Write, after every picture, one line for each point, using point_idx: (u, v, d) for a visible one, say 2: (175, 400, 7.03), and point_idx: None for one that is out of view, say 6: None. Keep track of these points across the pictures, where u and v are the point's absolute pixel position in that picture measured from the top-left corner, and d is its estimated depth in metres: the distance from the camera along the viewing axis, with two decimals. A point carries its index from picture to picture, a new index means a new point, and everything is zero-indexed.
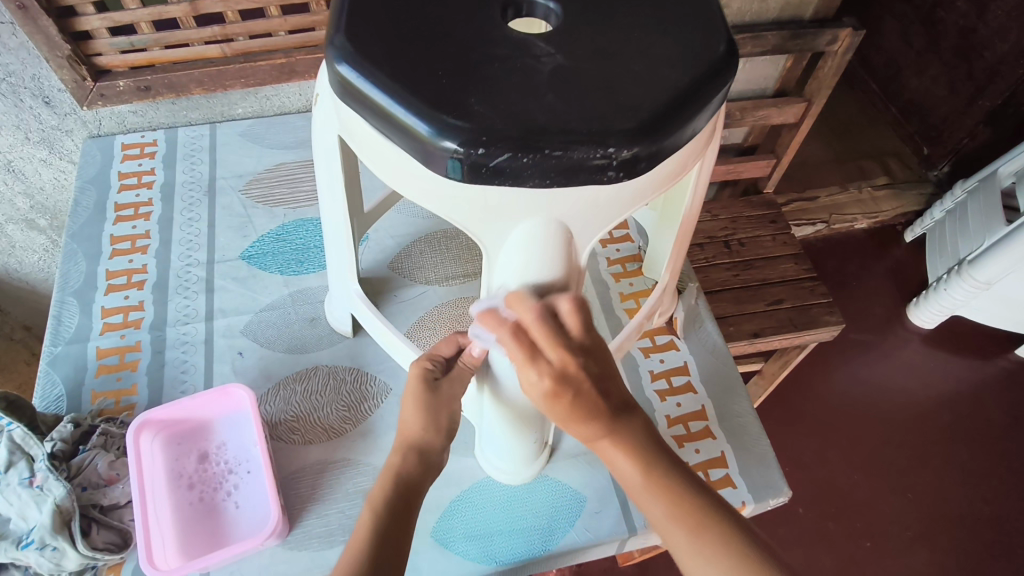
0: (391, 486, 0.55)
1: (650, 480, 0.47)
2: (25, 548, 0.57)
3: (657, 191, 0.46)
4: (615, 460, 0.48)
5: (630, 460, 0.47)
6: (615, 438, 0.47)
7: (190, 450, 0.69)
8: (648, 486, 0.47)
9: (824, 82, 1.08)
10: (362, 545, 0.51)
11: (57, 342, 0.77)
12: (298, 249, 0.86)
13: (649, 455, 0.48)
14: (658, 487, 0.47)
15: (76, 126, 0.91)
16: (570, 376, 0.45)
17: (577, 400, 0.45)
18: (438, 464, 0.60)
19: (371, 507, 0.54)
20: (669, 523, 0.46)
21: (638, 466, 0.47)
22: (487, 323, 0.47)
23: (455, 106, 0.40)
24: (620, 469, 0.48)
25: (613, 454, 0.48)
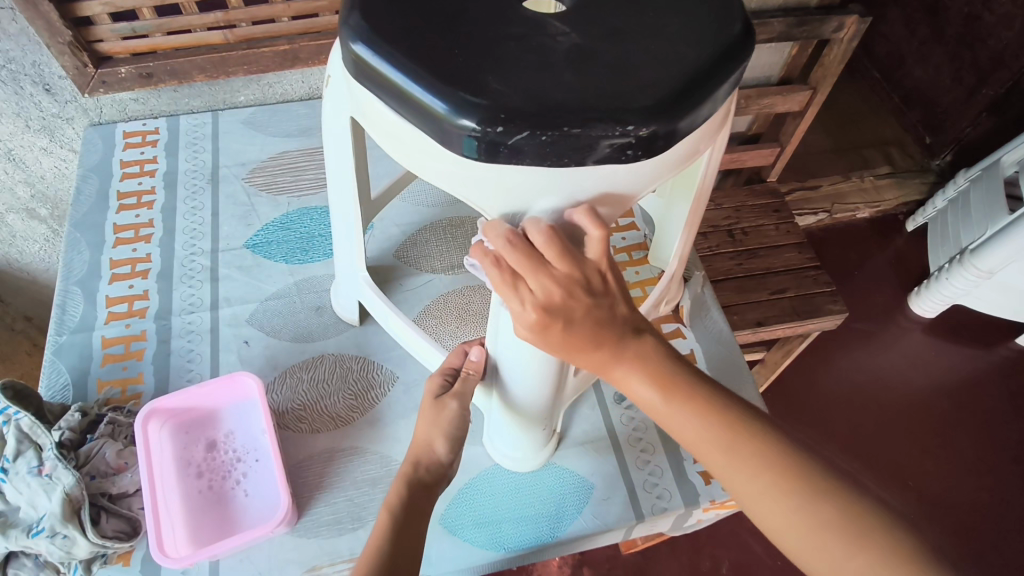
0: (406, 488, 0.57)
1: (676, 392, 0.45)
2: (35, 536, 0.57)
3: (671, 174, 0.46)
4: (634, 385, 0.46)
5: (650, 378, 0.45)
6: (629, 363, 0.45)
7: (198, 439, 0.69)
8: (671, 400, 0.45)
9: (829, 70, 1.08)
10: (378, 546, 0.52)
11: (61, 331, 0.76)
12: (302, 237, 0.86)
13: (669, 362, 0.46)
14: (684, 396, 0.45)
15: (77, 114, 0.90)
16: (556, 307, 0.43)
17: (569, 329, 0.43)
18: (449, 470, 0.61)
19: (387, 509, 0.55)
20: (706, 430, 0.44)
21: (660, 383, 0.45)
22: (471, 254, 0.45)
23: (472, 84, 0.39)
24: (643, 393, 0.45)
25: (631, 373, 0.46)
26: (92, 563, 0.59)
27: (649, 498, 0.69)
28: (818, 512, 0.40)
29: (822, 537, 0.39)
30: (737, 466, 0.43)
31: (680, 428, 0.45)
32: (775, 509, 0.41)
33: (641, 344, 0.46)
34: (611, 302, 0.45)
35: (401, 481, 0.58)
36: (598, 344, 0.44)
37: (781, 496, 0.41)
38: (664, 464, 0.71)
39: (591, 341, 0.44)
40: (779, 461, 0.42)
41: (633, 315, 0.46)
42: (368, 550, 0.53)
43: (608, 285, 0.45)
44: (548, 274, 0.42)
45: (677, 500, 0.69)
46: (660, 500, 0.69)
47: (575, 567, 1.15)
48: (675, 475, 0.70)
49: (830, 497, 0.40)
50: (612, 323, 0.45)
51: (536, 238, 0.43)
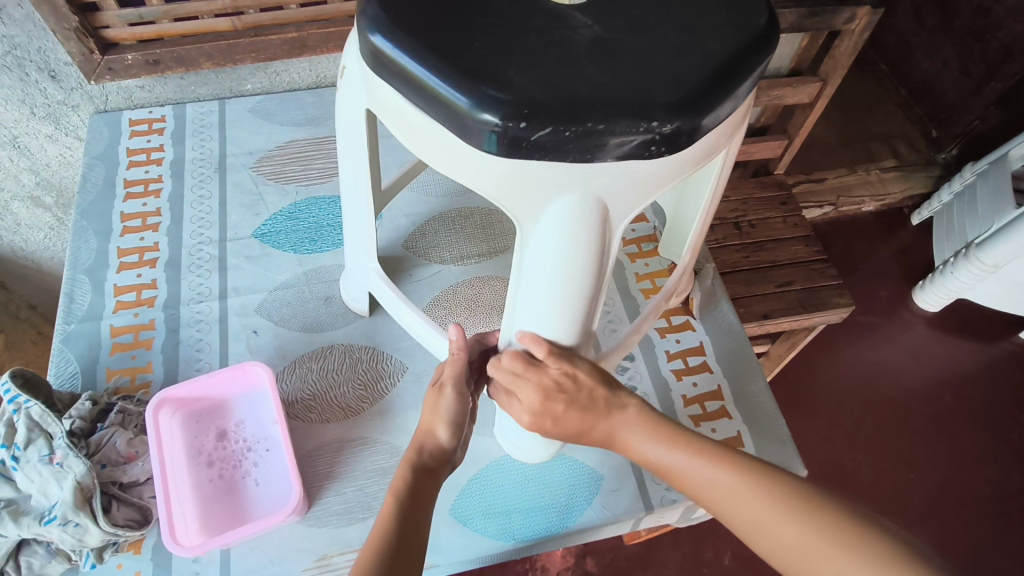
0: (412, 472, 0.54)
1: (676, 444, 0.51)
2: (47, 524, 0.57)
3: (692, 168, 0.45)
4: (637, 442, 0.53)
5: (647, 434, 0.52)
6: (621, 429, 0.53)
7: (208, 428, 0.68)
8: (674, 450, 0.51)
9: (839, 62, 1.07)
10: (382, 533, 0.50)
11: (70, 320, 0.76)
12: (311, 227, 0.85)
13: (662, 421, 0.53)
14: (682, 445, 0.51)
15: (82, 102, 0.89)
16: (540, 411, 0.53)
17: (558, 421, 0.53)
18: (454, 459, 0.59)
19: (393, 494, 0.53)
20: (708, 474, 0.49)
21: (662, 439, 0.52)
22: (489, 375, 0.57)
23: (494, 77, 0.39)
24: (646, 450, 0.52)
25: (633, 430, 0.53)
26: (103, 550, 0.60)
27: (659, 490, 0.69)
28: (802, 533, 0.45)
29: (813, 554, 0.44)
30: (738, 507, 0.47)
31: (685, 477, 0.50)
32: (771, 538, 0.46)
33: (624, 414, 0.53)
34: (588, 390, 0.53)
35: (405, 464, 0.55)
36: (590, 423, 0.53)
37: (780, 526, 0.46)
38: None
39: (579, 423, 0.53)
40: (776, 497, 0.47)
41: (611, 394, 0.54)
42: (373, 534, 0.50)
43: (581, 380, 0.53)
44: (529, 386, 0.52)
45: (686, 492, 0.69)
46: (669, 492, 0.69)
47: (579, 557, 1.16)
48: None
49: (821, 522, 0.45)
50: (593, 406, 0.53)
51: (511, 361, 0.53)
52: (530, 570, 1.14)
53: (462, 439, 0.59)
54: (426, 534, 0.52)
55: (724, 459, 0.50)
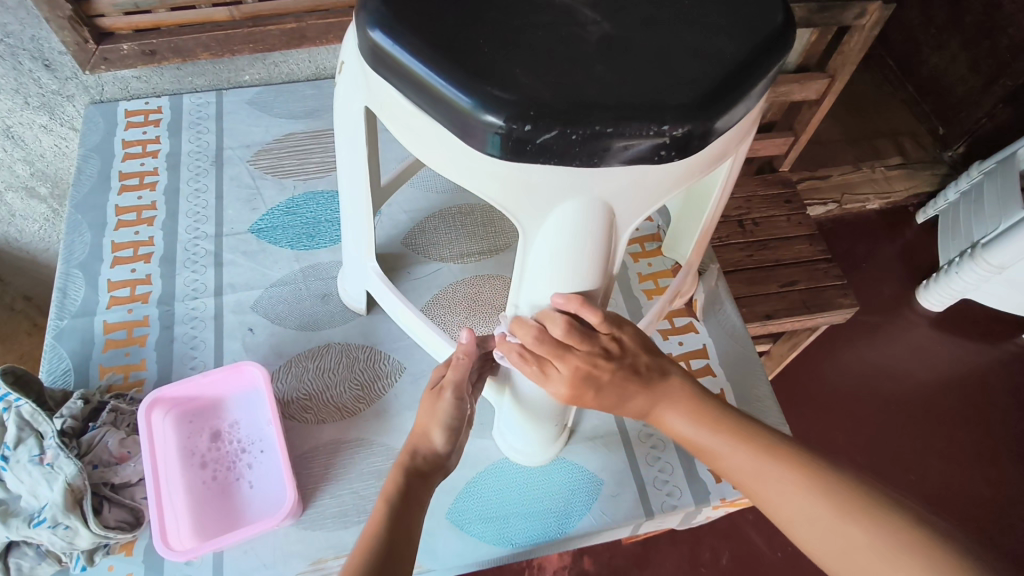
0: (404, 477, 0.53)
1: (714, 427, 0.51)
2: (37, 526, 0.56)
3: (702, 172, 0.44)
4: (672, 422, 0.52)
5: (684, 413, 0.52)
6: (663, 404, 0.52)
7: (202, 428, 0.67)
8: (709, 433, 0.51)
9: (848, 58, 1.04)
10: (372, 536, 0.49)
11: (63, 315, 0.75)
12: (308, 222, 0.84)
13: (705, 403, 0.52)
14: (719, 428, 0.50)
15: (77, 92, 0.88)
16: (587, 381, 0.49)
17: (601, 392, 0.50)
18: (446, 466, 0.57)
19: (383, 499, 0.52)
20: (746, 462, 0.49)
21: (702, 423, 0.51)
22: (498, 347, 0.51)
23: (500, 78, 0.37)
24: (685, 430, 0.52)
25: (671, 410, 0.52)
26: (94, 553, 0.59)
27: (659, 495, 0.68)
28: (833, 526, 0.44)
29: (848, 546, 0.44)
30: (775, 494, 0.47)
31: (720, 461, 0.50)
32: (812, 529, 0.45)
33: (669, 381, 0.53)
34: (632, 358, 0.52)
35: (397, 470, 0.54)
36: (633, 395, 0.51)
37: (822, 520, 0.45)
38: (674, 460, 0.70)
39: (626, 392, 0.51)
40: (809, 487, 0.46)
41: (654, 360, 0.53)
42: (362, 539, 0.49)
43: (625, 345, 0.51)
44: (574, 356, 0.49)
45: (687, 498, 0.68)
46: (670, 497, 0.68)
47: (576, 556, 1.14)
48: (685, 472, 0.69)
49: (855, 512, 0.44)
50: (641, 373, 0.51)
51: (542, 339, 0.48)
52: (527, 568, 1.13)
53: (457, 443, 0.58)
54: (417, 539, 0.51)
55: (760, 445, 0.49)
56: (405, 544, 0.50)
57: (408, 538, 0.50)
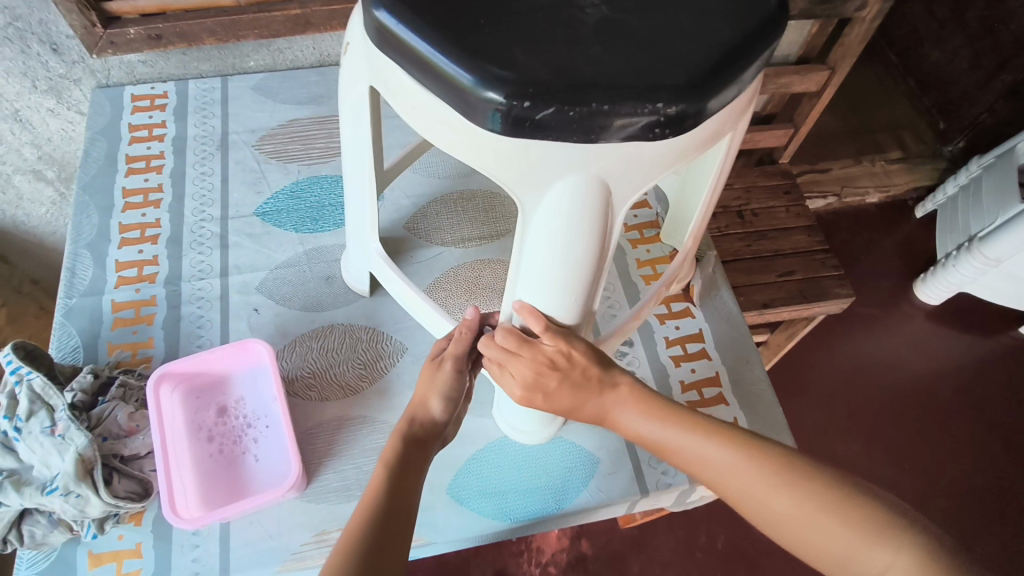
0: (403, 444, 0.55)
1: (668, 419, 0.52)
2: (49, 494, 0.58)
3: (696, 151, 0.45)
4: (627, 419, 0.54)
5: (636, 408, 0.53)
6: (613, 408, 0.54)
7: (209, 404, 0.69)
8: (662, 424, 0.52)
9: (848, 50, 1.05)
10: (375, 495, 0.51)
11: (71, 294, 0.76)
12: (313, 206, 0.85)
13: (658, 399, 0.54)
14: (672, 420, 0.52)
15: (84, 76, 0.89)
16: (532, 384, 0.53)
17: (548, 398, 0.54)
18: (443, 437, 0.59)
19: (383, 463, 0.54)
20: (699, 449, 0.50)
21: (657, 416, 0.53)
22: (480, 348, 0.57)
23: (500, 57, 0.39)
24: (640, 427, 0.53)
25: (624, 408, 0.54)
26: (105, 521, 0.60)
27: (654, 474, 0.69)
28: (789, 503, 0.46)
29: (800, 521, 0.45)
30: (731, 477, 0.48)
31: (676, 452, 0.51)
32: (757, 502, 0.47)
33: (617, 392, 0.54)
34: (582, 367, 0.53)
35: (396, 436, 0.56)
36: (580, 401, 0.53)
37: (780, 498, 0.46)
38: None
39: (570, 401, 0.53)
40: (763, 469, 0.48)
41: (604, 372, 0.54)
42: (363, 503, 0.51)
43: (575, 359, 0.52)
44: (522, 361, 0.52)
45: (681, 477, 0.69)
46: (664, 476, 0.69)
47: (574, 539, 1.16)
48: None
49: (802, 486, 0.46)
50: (586, 384, 0.53)
51: (505, 337, 0.53)
52: (525, 550, 1.15)
53: (455, 416, 0.60)
54: (416, 503, 0.53)
55: (714, 431, 0.51)
56: (406, 503, 0.51)
57: (409, 496, 0.52)
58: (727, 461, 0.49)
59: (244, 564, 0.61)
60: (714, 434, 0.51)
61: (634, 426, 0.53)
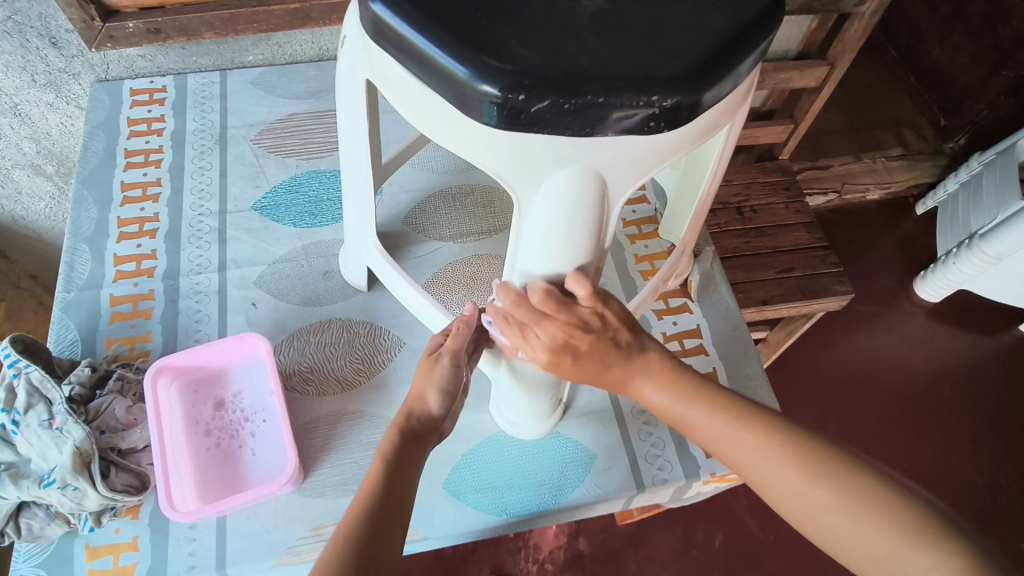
0: (400, 437, 0.55)
1: (698, 400, 0.50)
2: (46, 487, 0.58)
3: (691, 145, 0.45)
4: (654, 394, 0.52)
5: (660, 383, 0.52)
6: (639, 376, 0.52)
7: (206, 397, 0.69)
8: (692, 403, 0.50)
9: (848, 46, 1.05)
10: (372, 486, 0.51)
11: (70, 288, 0.76)
12: (311, 201, 0.85)
13: (691, 379, 0.52)
14: (703, 401, 0.50)
15: (83, 70, 0.89)
16: (562, 347, 0.50)
17: (579, 362, 0.51)
18: (438, 430, 0.59)
19: (379, 456, 0.54)
20: (730, 434, 0.49)
21: (686, 395, 0.51)
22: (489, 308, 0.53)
23: (496, 49, 0.39)
24: (667, 405, 0.51)
25: (651, 384, 0.52)
26: (101, 515, 0.61)
27: (651, 469, 0.69)
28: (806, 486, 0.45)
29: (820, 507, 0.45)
30: (764, 465, 0.47)
31: (704, 434, 0.50)
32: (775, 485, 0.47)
33: (647, 359, 0.52)
34: (612, 331, 0.51)
35: (392, 429, 0.56)
36: (608, 367, 0.51)
37: (812, 490, 0.45)
38: (666, 436, 0.72)
39: (602, 367, 0.51)
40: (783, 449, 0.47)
41: (634, 337, 0.52)
42: (360, 495, 0.51)
43: (607, 320, 0.51)
44: (554, 322, 0.49)
45: (677, 472, 0.69)
46: (660, 471, 0.69)
47: (572, 536, 1.17)
48: (677, 447, 0.71)
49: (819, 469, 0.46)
50: (617, 348, 0.51)
51: (536, 296, 0.49)
52: (523, 547, 1.15)
53: (452, 411, 0.60)
54: (413, 497, 0.53)
55: (744, 414, 0.49)
56: (402, 492, 0.52)
57: (405, 484, 0.52)
58: (758, 449, 0.47)
59: (241, 558, 0.61)
60: (748, 421, 0.48)
61: (660, 404, 0.52)
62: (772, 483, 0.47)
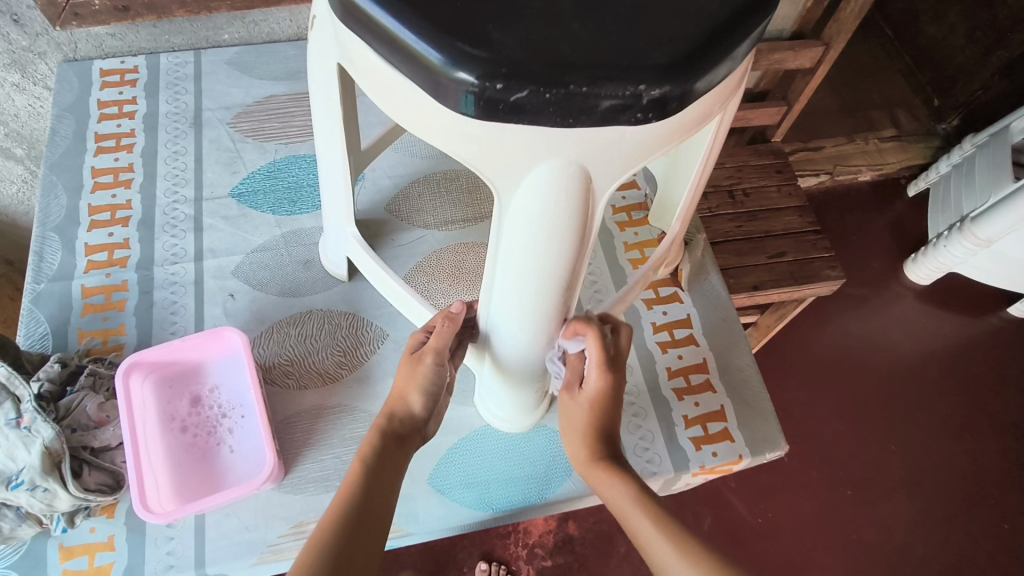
0: (382, 438, 0.55)
1: (645, 510, 0.54)
2: (14, 489, 0.56)
3: (681, 137, 0.43)
4: (611, 491, 0.57)
5: (619, 483, 0.56)
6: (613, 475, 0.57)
7: (181, 393, 0.67)
8: (639, 511, 0.54)
9: (844, 26, 1.02)
10: (351, 488, 0.51)
11: (39, 279, 0.74)
12: (290, 187, 0.82)
13: (648, 493, 0.55)
14: (648, 513, 0.54)
15: (49, 49, 0.85)
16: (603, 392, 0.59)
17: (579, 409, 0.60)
18: (418, 429, 0.58)
19: (359, 459, 0.53)
20: (659, 542, 0.52)
21: (637, 502, 0.55)
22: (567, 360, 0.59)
23: (472, 33, 0.36)
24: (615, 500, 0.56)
25: (611, 484, 0.57)
26: (75, 515, 0.59)
27: (639, 462, 0.69)
28: None
29: None
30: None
31: (639, 537, 0.53)
32: None
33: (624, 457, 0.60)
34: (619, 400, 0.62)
35: (374, 432, 0.56)
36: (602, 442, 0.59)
37: None
38: (655, 429, 0.71)
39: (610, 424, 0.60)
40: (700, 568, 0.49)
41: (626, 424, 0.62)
42: (338, 499, 0.51)
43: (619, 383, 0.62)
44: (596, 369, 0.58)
45: (666, 465, 0.69)
46: (649, 464, 0.69)
47: (561, 520, 1.16)
48: (666, 440, 0.70)
49: None
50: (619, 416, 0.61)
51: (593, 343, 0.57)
52: (512, 532, 1.15)
53: (435, 409, 0.59)
54: (393, 500, 0.53)
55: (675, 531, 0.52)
56: (381, 496, 0.51)
57: (385, 488, 0.52)
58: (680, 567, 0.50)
59: (221, 556, 0.60)
60: (681, 545, 0.51)
61: (615, 501, 0.56)
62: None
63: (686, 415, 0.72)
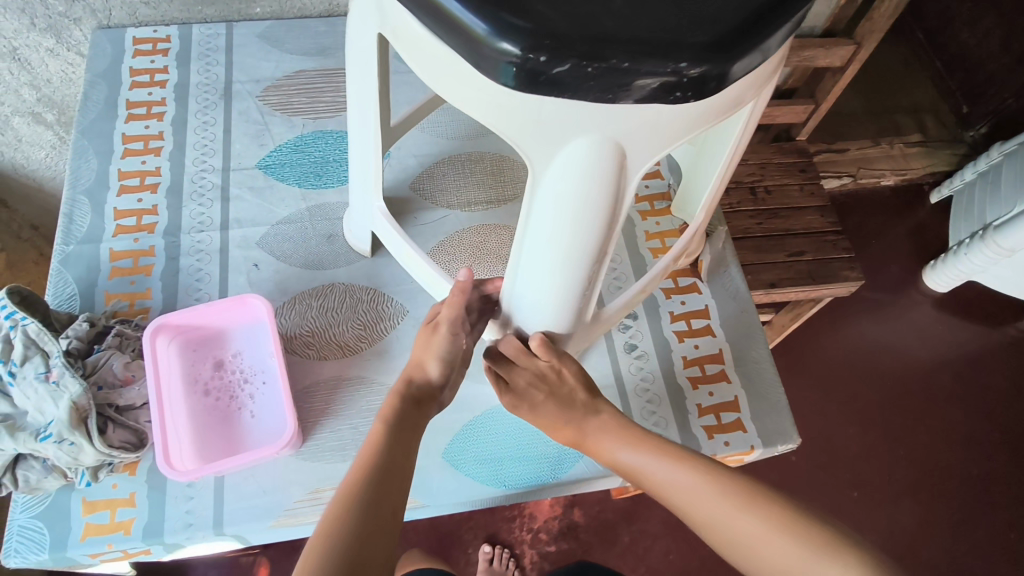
0: (401, 404, 0.56)
1: (642, 451, 0.56)
2: (42, 440, 0.57)
3: (716, 118, 0.43)
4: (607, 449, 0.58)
5: (616, 439, 0.58)
6: (594, 432, 0.59)
7: (206, 357, 0.68)
8: (639, 453, 0.56)
9: (877, 25, 1.01)
10: (375, 446, 0.52)
11: (69, 241, 0.75)
12: (316, 162, 0.83)
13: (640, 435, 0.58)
14: (647, 450, 0.56)
15: (84, 15, 0.86)
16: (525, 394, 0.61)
17: (535, 410, 0.61)
18: (433, 399, 0.59)
19: (379, 423, 0.54)
20: (670, 479, 0.54)
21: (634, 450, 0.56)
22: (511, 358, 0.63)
23: (517, 5, 0.36)
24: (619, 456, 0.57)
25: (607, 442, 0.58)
26: (98, 470, 0.60)
27: None
28: (745, 523, 0.49)
29: (757, 541, 0.48)
30: (748, 548, 0.49)
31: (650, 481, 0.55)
32: (713, 518, 0.50)
33: (598, 417, 0.59)
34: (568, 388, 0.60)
35: (393, 396, 0.57)
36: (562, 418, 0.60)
37: (748, 533, 0.48)
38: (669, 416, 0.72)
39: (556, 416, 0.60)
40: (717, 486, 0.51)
41: (590, 399, 0.60)
42: (358, 463, 0.51)
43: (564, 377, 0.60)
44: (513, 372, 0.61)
45: None
46: None
47: (567, 507, 1.17)
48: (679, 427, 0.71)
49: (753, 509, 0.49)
50: (571, 405, 0.60)
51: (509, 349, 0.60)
52: (517, 516, 1.16)
53: (451, 377, 0.60)
54: (412, 463, 0.53)
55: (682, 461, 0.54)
56: (400, 458, 0.52)
57: (404, 451, 0.53)
58: (691, 489, 0.52)
59: (238, 518, 0.61)
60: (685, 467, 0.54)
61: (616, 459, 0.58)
62: (753, 566, 0.48)
63: (700, 404, 0.72)
